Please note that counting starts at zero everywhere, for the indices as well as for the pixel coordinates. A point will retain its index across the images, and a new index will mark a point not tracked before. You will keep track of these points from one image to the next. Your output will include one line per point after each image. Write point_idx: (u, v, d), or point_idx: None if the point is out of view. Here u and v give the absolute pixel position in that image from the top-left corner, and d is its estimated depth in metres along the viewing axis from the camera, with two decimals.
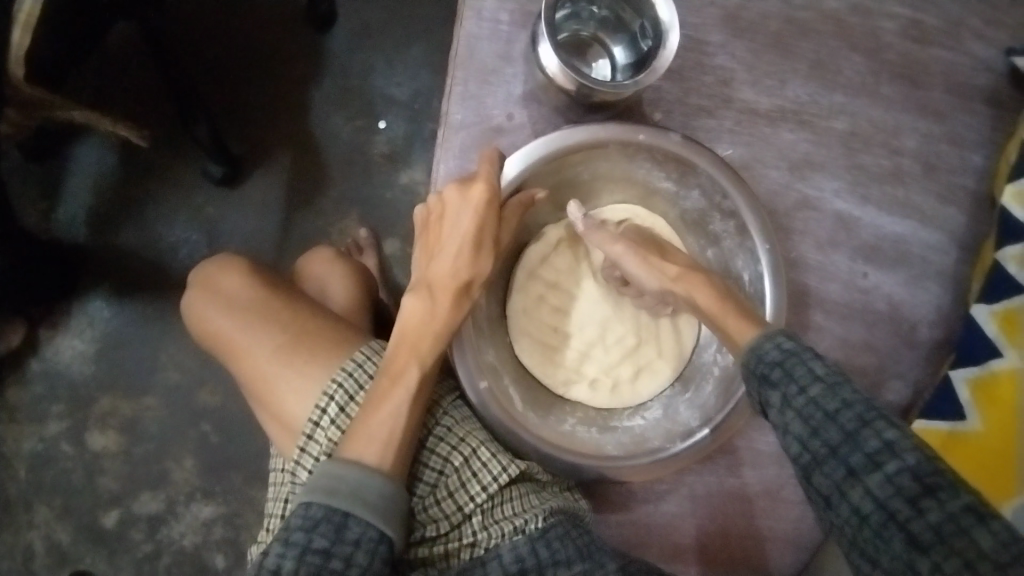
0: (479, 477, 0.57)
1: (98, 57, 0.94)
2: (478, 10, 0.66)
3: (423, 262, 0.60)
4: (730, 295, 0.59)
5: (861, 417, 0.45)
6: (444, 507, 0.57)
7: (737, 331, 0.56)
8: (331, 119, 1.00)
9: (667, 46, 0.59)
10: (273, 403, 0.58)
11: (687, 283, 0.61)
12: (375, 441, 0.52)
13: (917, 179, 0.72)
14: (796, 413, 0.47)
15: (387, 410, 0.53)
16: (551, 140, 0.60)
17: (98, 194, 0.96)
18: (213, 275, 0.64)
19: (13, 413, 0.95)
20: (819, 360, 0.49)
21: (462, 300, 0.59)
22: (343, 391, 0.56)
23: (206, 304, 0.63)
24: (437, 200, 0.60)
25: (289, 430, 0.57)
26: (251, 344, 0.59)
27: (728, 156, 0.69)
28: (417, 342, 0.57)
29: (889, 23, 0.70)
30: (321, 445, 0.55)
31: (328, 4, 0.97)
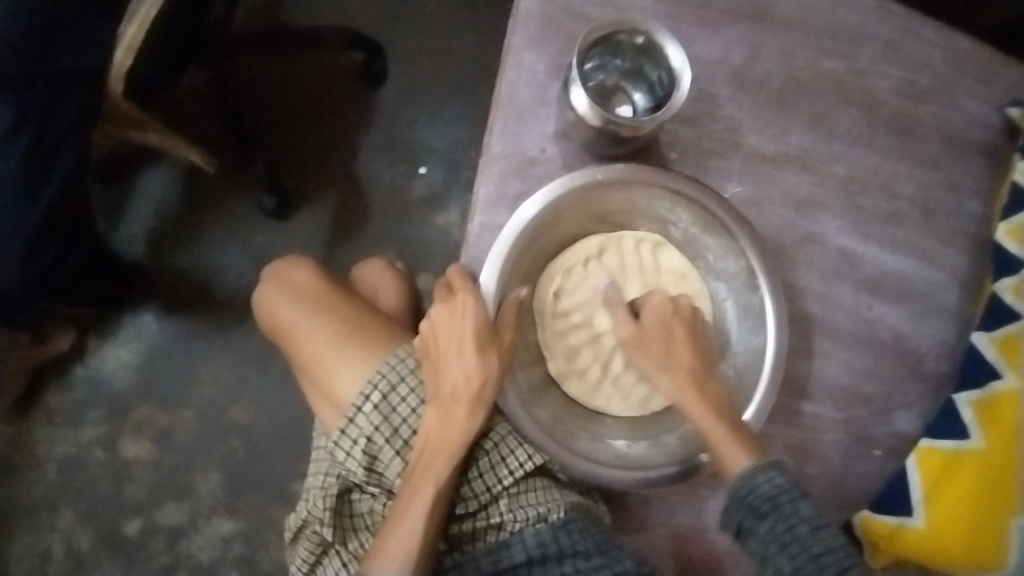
0: (506, 461, 0.61)
1: (175, 99, 1.05)
2: (518, 60, 0.75)
3: (433, 378, 0.61)
4: (730, 418, 0.63)
5: (838, 564, 0.55)
6: (474, 486, 0.61)
7: (731, 456, 0.61)
8: (376, 162, 1.10)
9: (681, 87, 0.66)
10: (325, 383, 0.64)
11: (695, 399, 0.63)
12: (399, 546, 0.56)
13: (915, 222, 0.78)
14: (779, 544, 0.57)
15: (407, 523, 0.56)
16: (559, 185, 0.63)
17: (160, 218, 1.05)
18: (285, 271, 0.70)
19: (54, 417, 1.00)
20: (805, 501, 0.58)
21: (478, 413, 0.60)
22: (385, 381, 0.62)
23: (275, 296, 0.68)
24: (429, 324, 0.61)
25: (335, 410, 0.64)
26: (309, 332, 0.65)
27: (736, 193, 0.76)
28: (434, 453, 0.58)
29: (884, 83, 0.79)
30: (360, 428, 0.60)
31: (380, 62, 1.08)
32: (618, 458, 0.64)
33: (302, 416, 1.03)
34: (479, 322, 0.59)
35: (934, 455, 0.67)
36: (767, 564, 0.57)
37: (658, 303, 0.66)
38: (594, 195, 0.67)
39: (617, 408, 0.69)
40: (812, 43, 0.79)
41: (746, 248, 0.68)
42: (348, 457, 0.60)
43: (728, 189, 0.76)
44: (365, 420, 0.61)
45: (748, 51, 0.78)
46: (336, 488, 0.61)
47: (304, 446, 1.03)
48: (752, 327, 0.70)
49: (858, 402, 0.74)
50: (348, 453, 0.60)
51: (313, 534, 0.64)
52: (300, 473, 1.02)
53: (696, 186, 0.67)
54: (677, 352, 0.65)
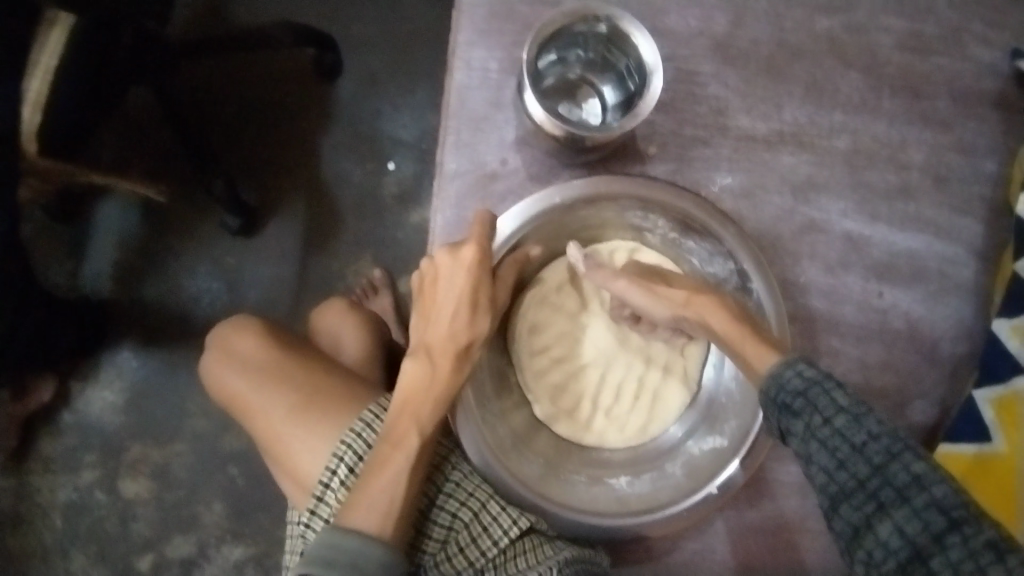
0: (489, 531, 0.57)
1: (119, 120, 0.98)
2: (467, 59, 0.66)
3: (420, 327, 0.58)
4: (745, 317, 0.57)
5: (887, 450, 0.44)
6: (456, 562, 0.58)
7: (755, 357, 0.53)
8: (342, 163, 1.02)
9: (653, 87, 0.58)
10: (286, 459, 0.58)
11: (710, 297, 0.58)
12: (374, 507, 0.52)
13: (927, 193, 0.70)
14: (819, 443, 0.46)
15: (388, 477, 0.53)
16: (525, 208, 0.59)
17: (124, 251, 1.00)
18: (229, 338, 0.65)
19: (50, 464, 0.99)
20: (841, 392, 0.47)
21: (463, 365, 0.56)
22: (351, 452, 0.55)
23: (225, 366, 0.63)
24: (429, 263, 0.57)
25: (301, 487, 0.58)
26: (264, 405, 0.60)
27: (725, 184, 0.68)
28: (414, 403, 0.55)
29: (887, 38, 0.69)
30: (331, 507, 0.55)
31: (332, 54, 0.99)
32: (616, 502, 0.59)
33: None
34: (482, 253, 0.56)
35: (953, 459, 0.63)
36: (811, 464, 0.47)
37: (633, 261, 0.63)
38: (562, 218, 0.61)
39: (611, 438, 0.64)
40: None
41: (739, 253, 0.61)
42: None
43: (715, 181, 0.68)
44: (334, 498, 0.55)
45: (731, 16, 0.68)
46: None
47: None
48: None
49: (870, 400, 0.69)
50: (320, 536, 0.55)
51: None
52: None
53: (679, 192, 0.60)
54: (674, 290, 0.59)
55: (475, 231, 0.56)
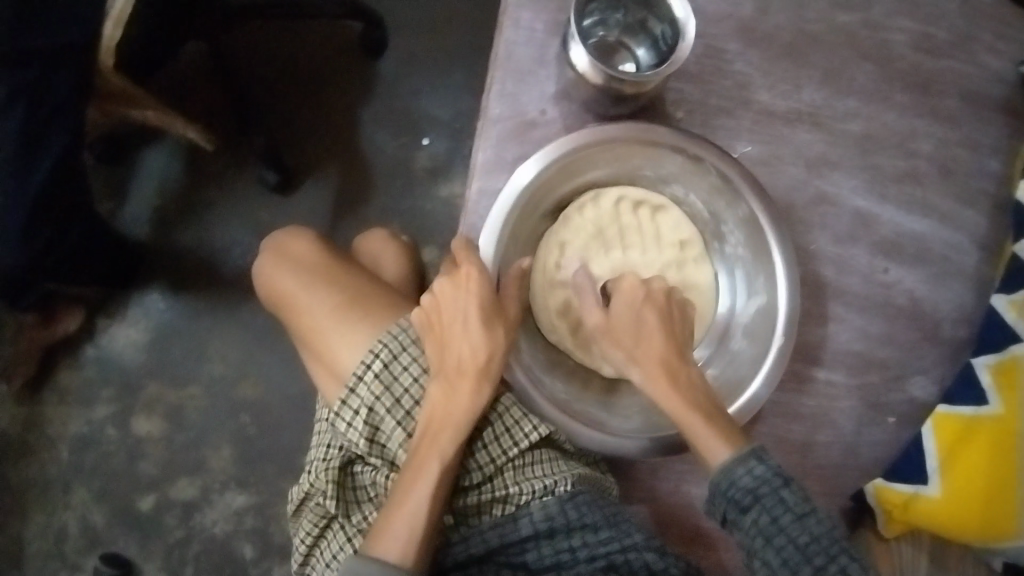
0: (511, 432, 0.60)
1: (174, 74, 1.04)
2: (516, 19, 0.72)
3: (433, 355, 0.59)
4: (710, 410, 0.58)
5: (828, 553, 0.51)
6: (479, 457, 0.60)
7: (710, 442, 0.56)
8: (379, 135, 1.08)
9: (685, 38, 0.63)
10: (324, 354, 0.63)
11: (683, 375, 0.59)
12: (397, 537, 0.54)
13: (933, 180, 0.75)
14: (769, 543, 0.52)
15: (411, 504, 0.54)
16: (560, 145, 0.62)
17: (164, 197, 1.05)
18: (283, 242, 0.68)
19: (66, 396, 1.01)
20: (790, 490, 0.53)
21: (482, 390, 0.58)
22: (387, 350, 0.60)
23: (275, 268, 0.67)
24: (429, 299, 0.59)
25: (336, 381, 0.62)
26: (310, 303, 0.64)
27: (746, 153, 0.73)
28: (437, 432, 0.57)
29: (900, 36, 0.76)
30: (361, 399, 0.59)
31: (380, 32, 1.06)
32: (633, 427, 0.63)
33: (310, 390, 1.03)
34: (483, 293, 0.58)
35: (950, 421, 0.65)
36: (755, 558, 0.53)
37: (628, 285, 0.62)
38: (592, 156, 0.66)
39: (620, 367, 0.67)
40: None
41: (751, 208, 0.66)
42: (349, 428, 0.59)
43: (737, 149, 0.73)
44: (367, 390, 0.59)
45: (757, 4, 0.74)
46: (338, 460, 0.60)
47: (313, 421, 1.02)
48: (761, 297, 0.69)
49: (871, 368, 0.72)
50: (349, 423, 0.59)
51: (317, 506, 0.62)
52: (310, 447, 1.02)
53: (709, 149, 0.65)
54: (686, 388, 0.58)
55: (464, 256, 0.58)
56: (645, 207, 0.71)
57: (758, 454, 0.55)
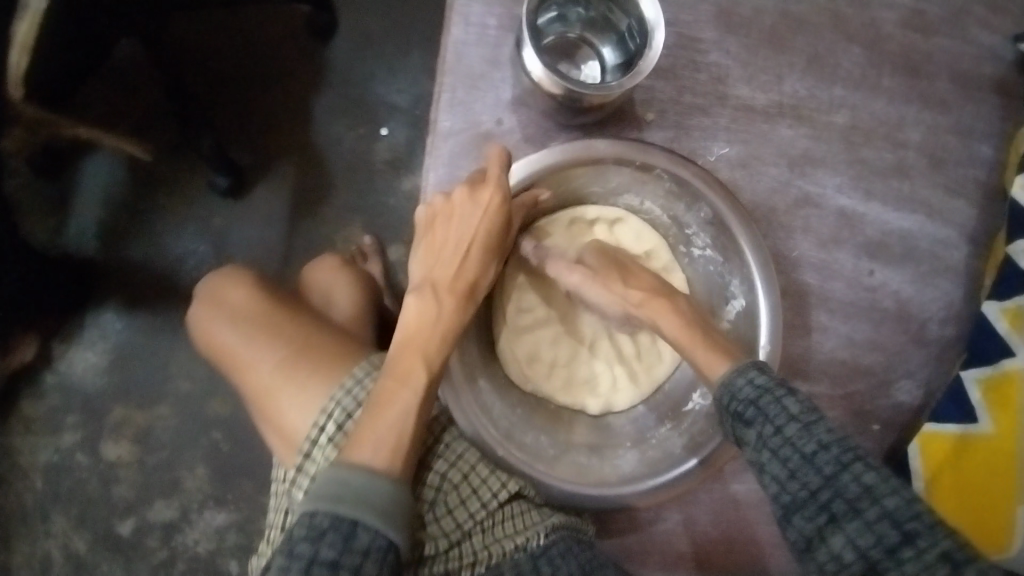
0: (479, 492, 0.53)
1: (106, 73, 0.96)
2: (466, 15, 0.65)
3: (425, 264, 0.58)
4: (698, 320, 0.59)
5: (839, 460, 0.45)
6: (444, 523, 0.51)
7: (708, 365, 0.55)
8: (334, 127, 1.01)
9: (653, 45, 0.57)
10: (273, 415, 0.55)
11: (662, 300, 0.60)
12: (381, 443, 0.49)
13: (923, 172, 0.70)
14: (772, 454, 0.47)
15: (392, 415, 0.50)
16: (526, 167, 0.59)
17: (111, 208, 0.98)
18: (221, 288, 0.61)
19: (30, 425, 0.97)
20: (791, 398, 0.49)
21: (469, 308, 0.58)
22: (341, 409, 0.52)
23: (214, 318, 0.60)
24: (444, 199, 0.57)
25: (289, 445, 0.54)
26: (254, 359, 0.56)
27: (723, 155, 0.67)
28: (421, 343, 0.54)
29: (890, 14, 0.69)
30: (317, 465, 0.51)
31: (328, 15, 0.97)
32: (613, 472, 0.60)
33: None
34: (500, 191, 0.57)
35: (938, 439, 0.62)
36: (763, 473, 0.48)
37: (597, 249, 0.65)
38: (557, 178, 0.62)
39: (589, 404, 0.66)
40: None
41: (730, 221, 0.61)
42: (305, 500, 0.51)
43: (714, 152, 0.67)
44: (322, 454, 0.51)
45: None
46: None
47: None
48: (743, 317, 0.63)
49: (857, 376, 0.69)
50: (305, 493, 0.51)
51: None
52: None
53: (676, 159, 0.60)
54: (632, 288, 0.61)
55: (495, 166, 0.57)
56: (600, 225, 0.68)
57: (759, 367, 0.52)
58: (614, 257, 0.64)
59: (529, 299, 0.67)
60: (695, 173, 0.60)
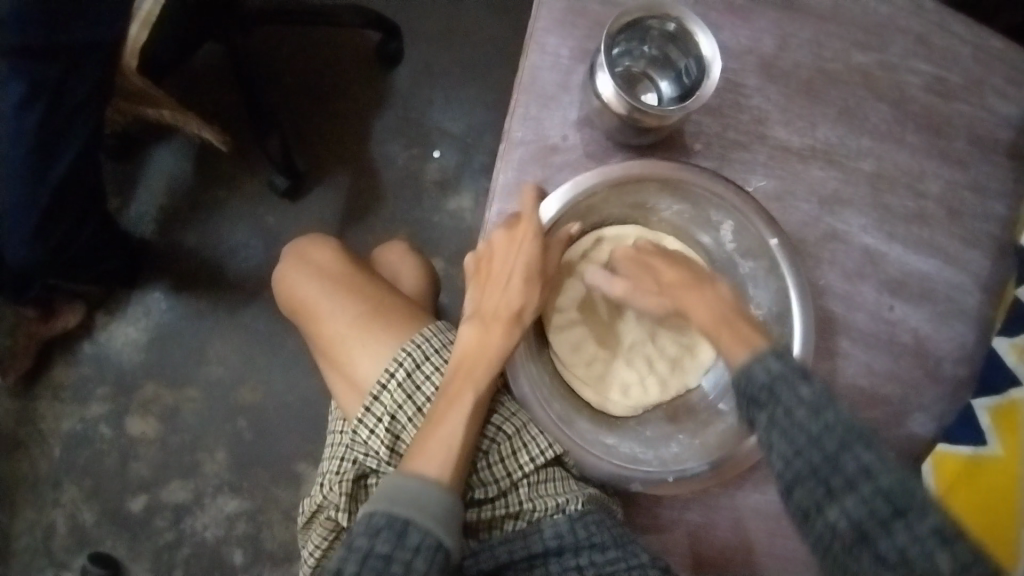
0: (526, 449, 0.61)
1: (189, 74, 1.04)
2: (542, 43, 0.73)
3: (477, 297, 0.65)
4: (733, 311, 0.64)
5: (840, 442, 0.53)
6: (494, 473, 0.60)
7: (733, 349, 0.61)
8: (390, 145, 1.08)
9: (712, 78, 0.65)
10: (344, 363, 0.62)
11: (691, 292, 0.66)
12: (434, 457, 0.56)
13: (940, 222, 0.76)
14: (781, 433, 0.55)
15: (446, 428, 0.57)
16: (580, 184, 0.61)
17: (172, 196, 1.04)
18: (304, 247, 0.69)
19: (61, 391, 1.00)
20: (805, 386, 0.56)
21: (514, 332, 0.62)
22: (410, 360, 0.60)
23: (295, 271, 0.67)
24: (486, 245, 0.63)
25: (356, 392, 0.62)
26: (332, 309, 0.64)
27: (761, 187, 0.74)
28: (471, 369, 0.60)
29: (913, 79, 0.77)
30: (385, 407, 0.59)
31: (397, 43, 1.06)
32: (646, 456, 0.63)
33: (309, 397, 1.03)
34: (533, 226, 0.61)
35: (949, 461, 0.67)
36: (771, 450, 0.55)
37: (624, 253, 0.69)
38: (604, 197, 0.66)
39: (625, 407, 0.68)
40: (842, 35, 0.76)
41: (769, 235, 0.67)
42: (371, 436, 0.58)
43: (753, 183, 0.74)
44: (390, 398, 0.59)
45: (776, 41, 0.75)
46: (353, 473, 0.58)
47: (310, 428, 1.02)
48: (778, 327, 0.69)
49: (874, 404, 0.73)
50: (371, 431, 0.58)
51: (326, 519, 0.61)
52: (306, 454, 1.02)
53: (717, 180, 0.66)
54: (669, 272, 0.67)
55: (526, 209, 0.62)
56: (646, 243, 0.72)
57: (778, 353, 0.59)
58: (643, 259, 0.68)
59: (574, 334, 0.69)
60: (740, 197, 0.66)
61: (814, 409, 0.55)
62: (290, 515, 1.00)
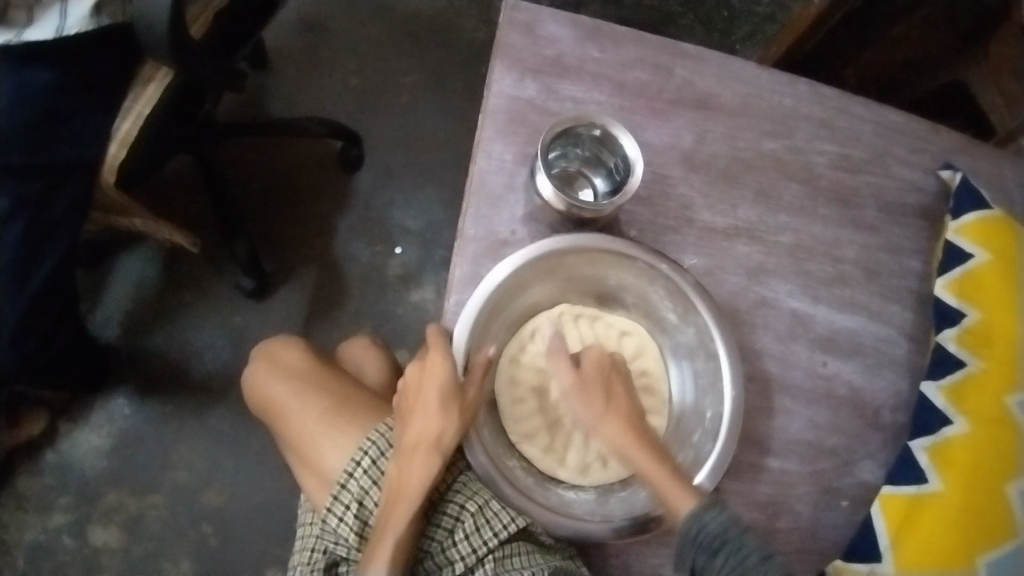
0: (491, 523, 0.65)
1: (156, 186, 1.09)
2: (489, 150, 0.81)
3: (403, 428, 0.64)
4: (664, 457, 0.68)
5: (757, 556, 0.62)
6: (461, 549, 0.65)
7: (675, 497, 0.65)
8: (353, 245, 1.14)
9: (635, 175, 0.74)
10: (312, 457, 0.68)
11: (632, 437, 0.69)
12: (376, 574, 0.60)
13: (858, 283, 0.84)
14: None
15: (386, 544, 0.60)
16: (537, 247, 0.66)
17: (138, 299, 1.06)
18: (276, 349, 0.75)
19: (22, 501, 0.98)
20: (718, 512, 0.64)
21: (434, 460, 0.62)
22: (375, 448, 0.65)
23: (266, 372, 0.73)
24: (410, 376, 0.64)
25: (325, 484, 0.67)
26: (300, 407, 0.70)
27: (692, 265, 0.81)
28: (401, 493, 0.62)
29: (819, 159, 0.87)
30: (352, 494, 0.64)
31: (357, 149, 1.14)
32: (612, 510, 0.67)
33: (278, 497, 1.02)
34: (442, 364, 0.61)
35: (895, 501, 0.70)
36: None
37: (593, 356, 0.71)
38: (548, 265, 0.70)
39: (595, 478, 0.72)
40: (752, 126, 0.86)
41: (682, 283, 0.71)
42: (340, 523, 0.64)
43: (685, 262, 0.81)
44: (356, 485, 0.64)
45: (695, 135, 0.85)
46: (323, 562, 0.64)
47: (278, 530, 1.01)
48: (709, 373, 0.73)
49: (822, 456, 0.78)
50: (340, 518, 0.64)
51: None
52: (275, 557, 1.01)
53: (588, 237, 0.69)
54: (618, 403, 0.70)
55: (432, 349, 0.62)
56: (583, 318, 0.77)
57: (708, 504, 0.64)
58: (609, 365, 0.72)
59: (521, 392, 0.73)
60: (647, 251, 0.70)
61: None
62: None
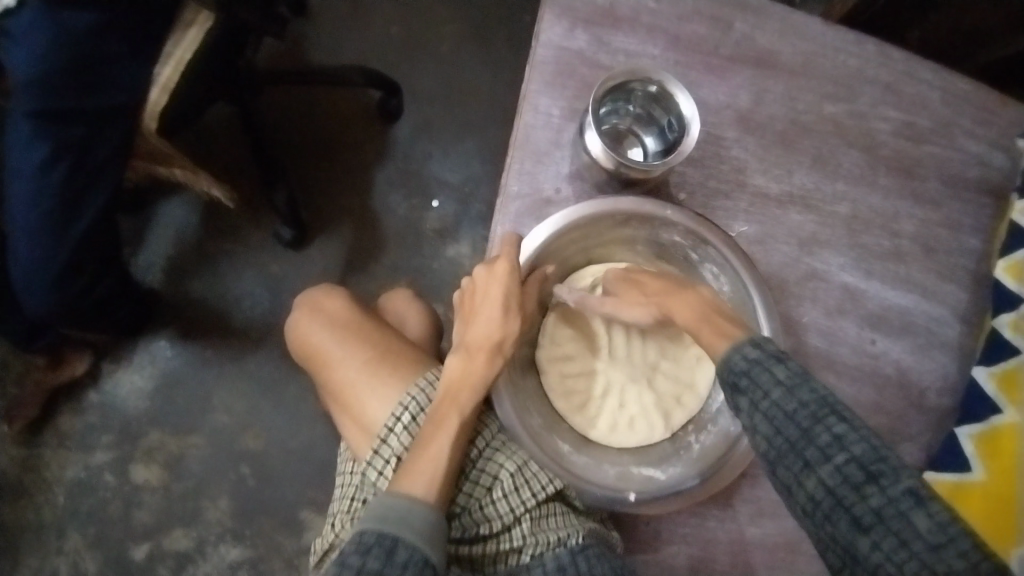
0: (529, 484, 0.65)
1: (197, 130, 1.08)
2: (535, 104, 0.77)
3: (463, 329, 0.68)
4: (714, 308, 0.64)
5: (815, 415, 0.50)
6: (497, 509, 0.65)
7: (713, 341, 0.61)
8: (390, 197, 1.12)
9: (691, 135, 0.70)
10: (354, 408, 0.70)
11: (679, 300, 0.67)
12: (420, 478, 0.60)
13: (916, 259, 0.80)
14: (762, 414, 0.53)
15: (432, 451, 0.62)
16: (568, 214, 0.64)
17: (181, 244, 1.08)
18: (318, 299, 0.78)
19: (64, 440, 1.02)
20: (781, 367, 0.54)
21: (496, 360, 0.66)
22: (415, 403, 0.67)
23: (309, 323, 0.76)
24: (471, 280, 0.68)
25: (364, 434, 0.69)
26: (342, 359, 0.72)
27: (742, 233, 0.78)
28: (455, 395, 0.65)
29: (883, 126, 0.82)
30: (392, 449, 0.65)
31: (397, 100, 1.12)
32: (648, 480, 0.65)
33: (310, 444, 1.04)
34: (511, 266, 0.65)
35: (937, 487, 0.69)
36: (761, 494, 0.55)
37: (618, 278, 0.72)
38: (582, 232, 0.69)
39: (621, 440, 0.70)
40: (812, 88, 0.81)
41: (704, 232, 0.67)
42: (378, 477, 0.65)
43: (734, 229, 0.78)
44: (396, 441, 0.65)
45: (752, 96, 0.80)
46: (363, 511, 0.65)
47: (313, 475, 1.04)
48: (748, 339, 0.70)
49: None
50: (379, 472, 0.65)
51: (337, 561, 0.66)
52: (310, 500, 1.03)
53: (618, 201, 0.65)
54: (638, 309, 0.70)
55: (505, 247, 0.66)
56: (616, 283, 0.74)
57: (755, 342, 0.57)
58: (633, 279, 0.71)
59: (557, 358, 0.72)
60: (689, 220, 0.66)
61: (790, 387, 0.53)
62: (293, 561, 1.01)
